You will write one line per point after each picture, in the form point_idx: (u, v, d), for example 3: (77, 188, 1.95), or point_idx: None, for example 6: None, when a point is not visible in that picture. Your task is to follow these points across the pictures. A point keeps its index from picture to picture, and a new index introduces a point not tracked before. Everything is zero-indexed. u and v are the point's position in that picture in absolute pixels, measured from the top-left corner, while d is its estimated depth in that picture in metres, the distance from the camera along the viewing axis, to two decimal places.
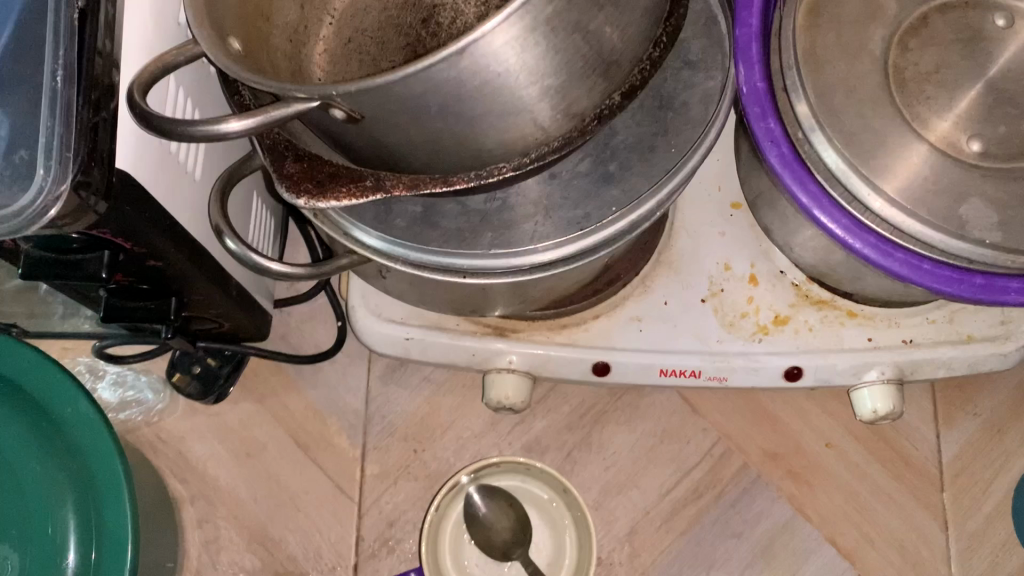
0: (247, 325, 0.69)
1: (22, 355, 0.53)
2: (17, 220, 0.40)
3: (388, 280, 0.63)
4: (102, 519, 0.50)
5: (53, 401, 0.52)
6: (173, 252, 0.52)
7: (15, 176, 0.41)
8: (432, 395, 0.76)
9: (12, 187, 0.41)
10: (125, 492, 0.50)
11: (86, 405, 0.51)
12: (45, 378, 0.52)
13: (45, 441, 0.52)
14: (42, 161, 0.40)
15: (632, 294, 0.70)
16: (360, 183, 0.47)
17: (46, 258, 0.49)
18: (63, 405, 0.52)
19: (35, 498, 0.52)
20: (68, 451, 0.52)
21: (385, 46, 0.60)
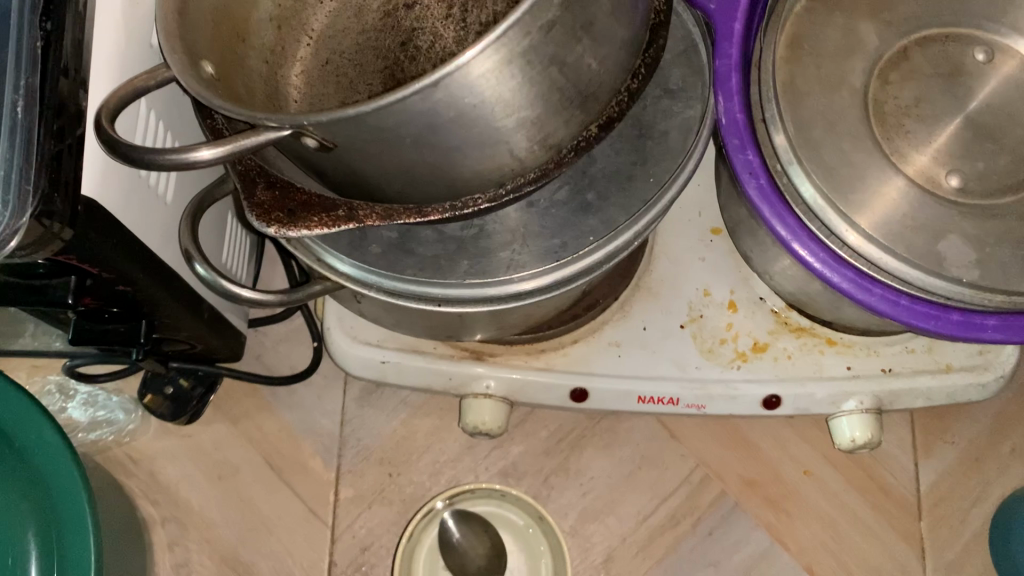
0: (221, 347, 0.68)
1: None
2: None
3: (363, 305, 0.62)
4: (63, 551, 0.49)
5: (15, 428, 0.50)
6: (142, 277, 0.51)
7: None
8: (409, 418, 0.76)
9: None
10: (88, 525, 0.49)
11: (49, 433, 0.50)
12: (9, 404, 0.51)
13: (11, 466, 0.51)
14: None
15: (611, 319, 0.69)
16: (332, 213, 0.46)
17: (11, 283, 0.48)
18: (26, 433, 0.50)
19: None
20: (32, 479, 0.50)
21: (362, 69, 0.59)
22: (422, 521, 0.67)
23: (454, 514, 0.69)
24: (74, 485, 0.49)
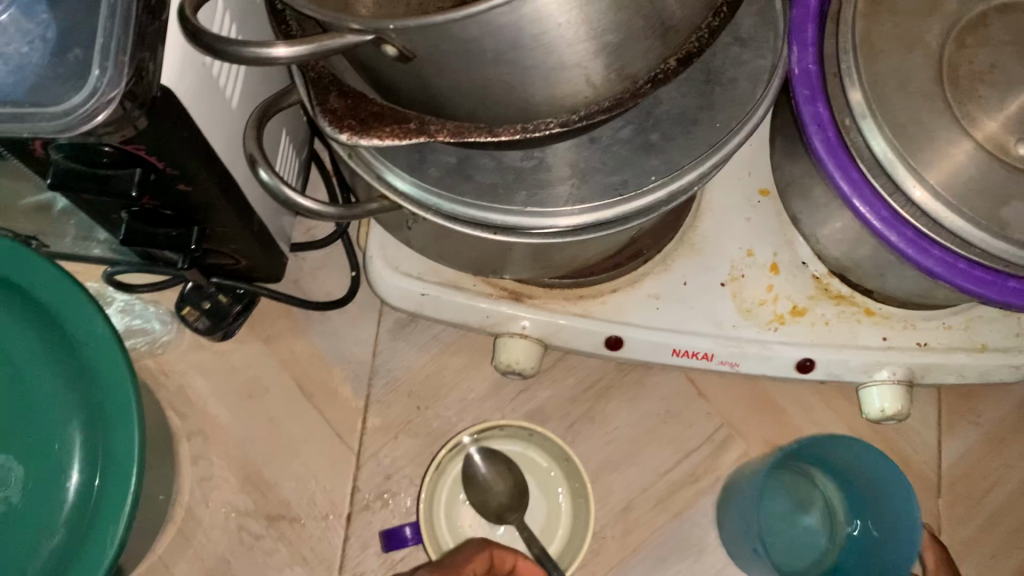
0: (262, 265, 0.68)
1: (39, 267, 0.51)
2: (64, 119, 0.39)
3: (413, 232, 0.62)
4: (107, 442, 0.49)
5: (70, 318, 0.51)
6: (203, 178, 0.51)
7: (67, 74, 0.40)
8: (439, 354, 0.76)
9: (63, 83, 0.40)
10: (134, 416, 0.49)
11: (101, 326, 0.50)
12: (63, 293, 0.51)
13: (53, 354, 0.51)
14: (97, 61, 0.39)
15: (652, 271, 0.69)
16: (403, 125, 0.46)
17: (78, 172, 0.48)
18: (79, 323, 0.50)
19: (41, 414, 0.50)
20: (75, 367, 0.50)
21: None
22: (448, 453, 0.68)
23: (480, 450, 0.70)
24: (120, 375, 0.50)
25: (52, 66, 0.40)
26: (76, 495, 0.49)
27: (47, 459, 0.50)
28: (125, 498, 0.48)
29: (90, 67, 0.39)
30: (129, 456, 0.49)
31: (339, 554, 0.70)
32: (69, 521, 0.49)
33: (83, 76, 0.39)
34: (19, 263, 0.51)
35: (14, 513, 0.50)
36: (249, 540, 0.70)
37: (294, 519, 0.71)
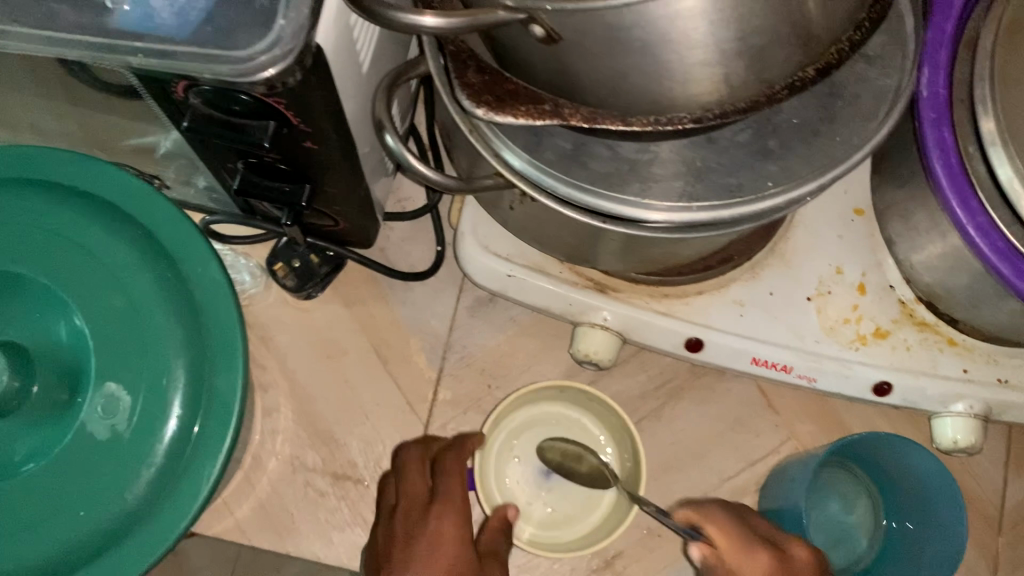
0: (358, 229, 0.69)
1: (158, 206, 0.52)
2: (239, 66, 0.40)
3: (515, 213, 0.63)
4: (211, 383, 0.51)
5: (185, 258, 0.52)
6: (331, 140, 0.52)
7: (251, 21, 0.41)
8: (514, 335, 0.76)
9: (244, 30, 0.41)
10: (239, 358, 0.51)
11: (213, 268, 0.52)
12: (180, 232, 0.52)
13: (161, 293, 0.51)
14: (282, 12, 0.40)
15: (741, 277, 0.69)
16: (539, 106, 0.47)
17: (215, 118, 0.49)
18: (193, 264, 0.52)
19: (149, 351, 0.50)
20: (182, 309, 0.51)
21: None
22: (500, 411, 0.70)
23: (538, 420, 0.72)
24: (229, 319, 0.51)
25: (225, 13, 0.42)
26: (174, 440, 0.50)
27: (144, 398, 0.50)
28: (224, 443, 0.50)
29: (276, 18, 0.41)
30: (231, 398, 0.50)
31: None
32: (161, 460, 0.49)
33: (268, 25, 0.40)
34: (139, 201, 0.52)
35: (108, 449, 0.49)
36: (314, 495, 0.72)
37: (359, 481, 0.72)
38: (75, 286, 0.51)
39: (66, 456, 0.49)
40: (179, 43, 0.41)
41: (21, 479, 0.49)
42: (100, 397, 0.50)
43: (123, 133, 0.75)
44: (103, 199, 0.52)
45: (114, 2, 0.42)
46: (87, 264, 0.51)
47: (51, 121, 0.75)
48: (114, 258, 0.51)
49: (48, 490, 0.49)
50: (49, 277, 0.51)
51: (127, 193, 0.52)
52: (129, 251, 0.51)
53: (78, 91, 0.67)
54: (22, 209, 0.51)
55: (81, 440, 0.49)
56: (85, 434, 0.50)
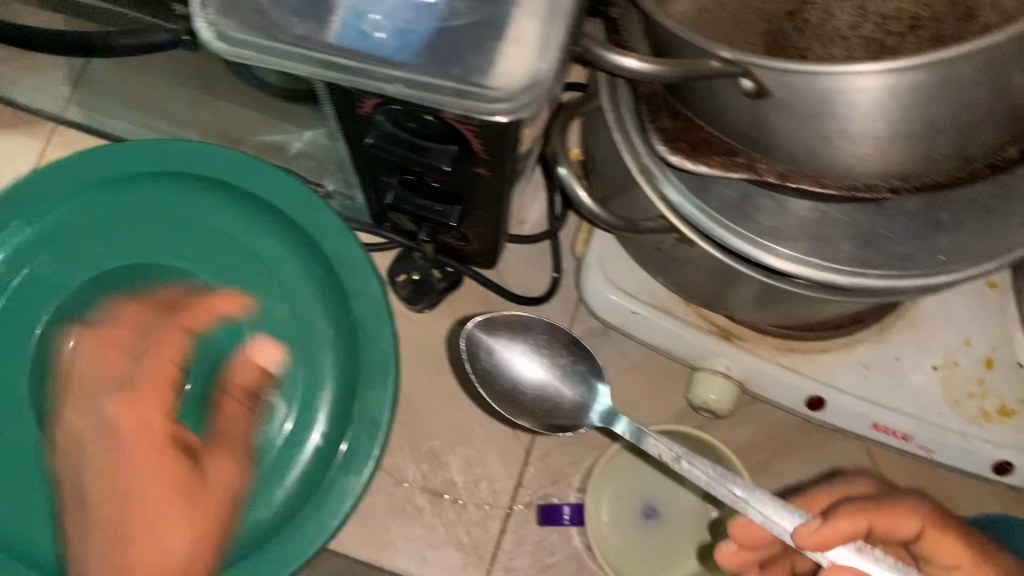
0: (488, 251, 0.68)
1: (323, 216, 0.53)
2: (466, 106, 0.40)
3: (661, 254, 0.62)
4: (363, 398, 0.52)
5: (346, 270, 0.53)
6: (503, 170, 0.52)
7: (481, 60, 0.41)
8: (624, 370, 0.75)
9: (473, 67, 0.41)
10: (392, 376, 0.51)
11: (373, 287, 0.52)
12: (344, 245, 0.53)
13: (324, 302, 0.53)
14: (519, 57, 0.40)
15: (868, 339, 0.68)
16: (733, 158, 0.46)
17: (398, 136, 0.49)
18: (354, 277, 0.53)
19: (309, 354, 0.53)
20: (339, 322, 0.53)
21: (744, 26, 0.56)
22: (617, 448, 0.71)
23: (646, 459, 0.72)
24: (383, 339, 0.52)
25: (473, 36, 0.41)
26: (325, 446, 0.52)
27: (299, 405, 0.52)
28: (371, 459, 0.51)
29: (511, 63, 0.40)
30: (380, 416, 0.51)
31: (493, 544, 0.71)
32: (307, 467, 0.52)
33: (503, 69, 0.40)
34: (306, 210, 0.53)
35: (254, 454, 0.50)
36: (412, 509, 0.71)
37: (457, 500, 0.72)
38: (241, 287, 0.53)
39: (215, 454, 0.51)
40: (408, 74, 0.41)
41: None
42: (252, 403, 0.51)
43: (258, 129, 0.74)
44: (273, 204, 0.53)
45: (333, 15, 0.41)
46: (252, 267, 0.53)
47: (186, 110, 0.74)
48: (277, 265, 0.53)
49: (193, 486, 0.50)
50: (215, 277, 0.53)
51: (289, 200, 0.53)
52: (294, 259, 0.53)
53: (230, 86, 0.66)
54: (195, 208, 0.53)
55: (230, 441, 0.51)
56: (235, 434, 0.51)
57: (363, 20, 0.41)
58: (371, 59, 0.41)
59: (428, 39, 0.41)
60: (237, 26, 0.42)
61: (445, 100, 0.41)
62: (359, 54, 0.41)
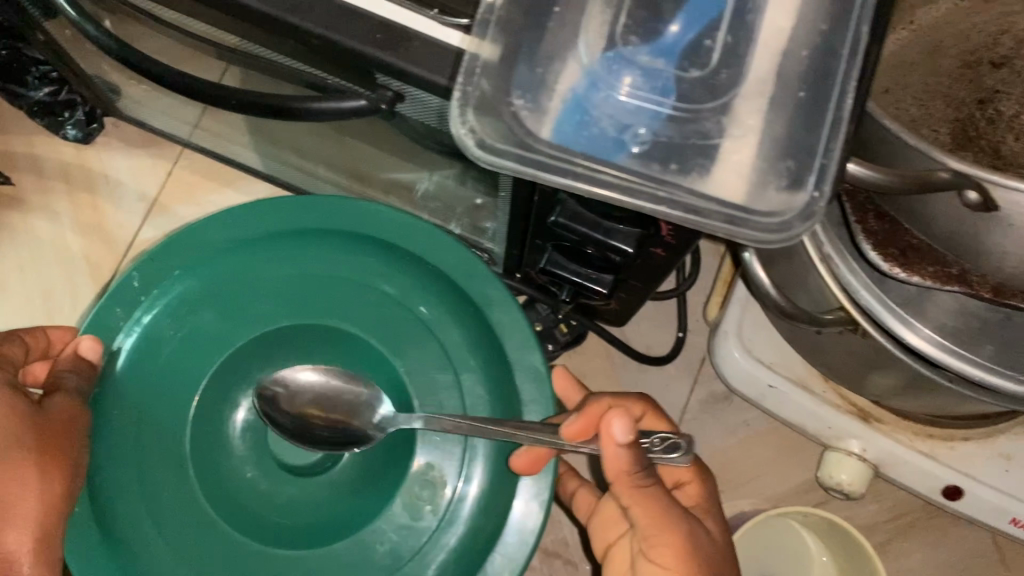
0: (626, 309, 0.65)
1: (490, 285, 0.53)
2: (707, 222, 0.33)
3: (821, 338, 0.59)
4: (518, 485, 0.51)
5: (509, 339, 0.52)
6: (683, 250, 0.49)
7: (727, 168, 0.33)
8: (745, 439, 0.72)
9: (714, 173, 0.33)
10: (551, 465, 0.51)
11: (534, 356, 0.52)
12: (509, 315, 0.52)
13: (481, 361, 0.53)
14: (775, 175, 0.33)
15: (1010, 430, 0.66)
16: (945, 269, 0.44)
17: (583, 216, 0.48)
18: (516, 349, 0.52)
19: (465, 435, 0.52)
20: (496, 389, 0.52)
21: (931, 113, 0.54)
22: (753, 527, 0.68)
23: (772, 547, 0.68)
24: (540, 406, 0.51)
25: (760, 148, 0.33)
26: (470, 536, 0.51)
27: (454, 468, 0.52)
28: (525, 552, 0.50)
29: (765, 183, 0.33)
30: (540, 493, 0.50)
31: None
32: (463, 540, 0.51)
33: (757, 188, 0.33)
34: (471, 277, 0.53)
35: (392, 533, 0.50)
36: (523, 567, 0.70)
37: (569, 561, 0.70)
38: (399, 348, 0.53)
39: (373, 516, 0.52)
40: (635, 177, 0.33)
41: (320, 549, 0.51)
42: (417, 475, 0.52)
43: (386, 168, 0.70)
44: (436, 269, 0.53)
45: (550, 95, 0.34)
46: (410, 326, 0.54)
47: (309, 145, 0.70)
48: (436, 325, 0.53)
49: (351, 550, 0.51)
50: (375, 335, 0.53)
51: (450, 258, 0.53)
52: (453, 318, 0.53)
53: (373, 134, 0.62)
54: (354, 265, 0.54)
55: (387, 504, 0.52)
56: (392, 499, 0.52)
57: (596, 116, 0.33)
58: (647, 173, 0.33)
59: (703, 149, 0.33)
60: (491, 132, 0.33)
61: (748, 221, 0.33)
62: (630, 165, 0.33)
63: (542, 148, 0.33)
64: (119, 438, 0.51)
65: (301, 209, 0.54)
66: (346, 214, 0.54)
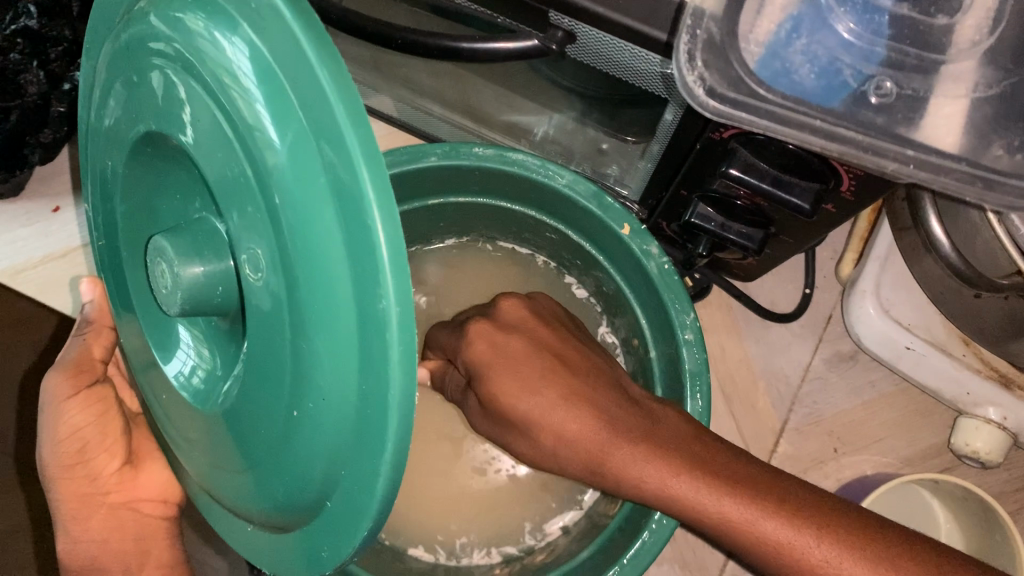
0: (763, 264, 0.63)
1: (367, 229, 0.28)
2: (941, 180, 0.32)
3: (979, 301, 0.57)
4: (342, 483, 0.34)
5: (356, 293, 0.30)
6: (856, 207, 0.47)
7: (959, 117, 0.33)
8: (870, 401, 0.70)
9: (949, 127, 0.33)
10: (331, 432, 0.33)
11: (657, 261, 0.52)
12: (366, 287, 0.29)
13: (360, 354, 0.31)
14: (1007, 135, 0.33)
15: None
16: None
17: (761, 168, 0.45)
18: (373, 324, 0.29)
19: (339, 444, 0.33)
20: (380, 417, 0.30)
21: None
22: (938, 491, 0.66)
23: (946, 498, 0.66)
24: (693, 362, 0.51)
25: (986, 110, 0.34)
26: (284, 494, 0.37)
27: (390, 351, 0.29)
28: (322, 520, 0.36)
29: (992, 144, 0.33)
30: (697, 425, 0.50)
31: (718, 566, 0.68)
32: (307, 505, 0.37)
33: (983, 149, 0.33)
34: (354, 222, 0.29)
35: (305, 514, 0.37)
36: None
37: None
38: (274, 242, 0.32)
39: (343, 436, 0.32)
40: (862, 130, 0.32)
41: (275, 520, 0.40)
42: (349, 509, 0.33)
43: (508, 111, 0.66)
44: (333, 199, 0.29)
45: (765, 38, 0.33)
46: (283, 231, 0.31)
47: (429, 81, 0.66)
48: (317, 245, 0.30)
49: (347, 483, 0.34)
50: (258, 186, 0.32)
51: (296, 84, 0.28)
52: (338, 229, 0.29)
53: (502, 74, 0.59)
54: (254, 161, 0.31)
55: (280, 377, 0.35)
56: (318, 363, 0.32)
57: (796, 63, 0.33)
58: (884, 130, 0.33)
59: (930, 103, 0.33)
60: (719, 80, 0.32)
61: (1004, 183, 0.32)
62: (861, 120, 0.33)
63: (775, 98, 0.32)
64: (136, 269, 0.47)
65: (211, 56, 0.32)
66: (259, 73, 0.30)
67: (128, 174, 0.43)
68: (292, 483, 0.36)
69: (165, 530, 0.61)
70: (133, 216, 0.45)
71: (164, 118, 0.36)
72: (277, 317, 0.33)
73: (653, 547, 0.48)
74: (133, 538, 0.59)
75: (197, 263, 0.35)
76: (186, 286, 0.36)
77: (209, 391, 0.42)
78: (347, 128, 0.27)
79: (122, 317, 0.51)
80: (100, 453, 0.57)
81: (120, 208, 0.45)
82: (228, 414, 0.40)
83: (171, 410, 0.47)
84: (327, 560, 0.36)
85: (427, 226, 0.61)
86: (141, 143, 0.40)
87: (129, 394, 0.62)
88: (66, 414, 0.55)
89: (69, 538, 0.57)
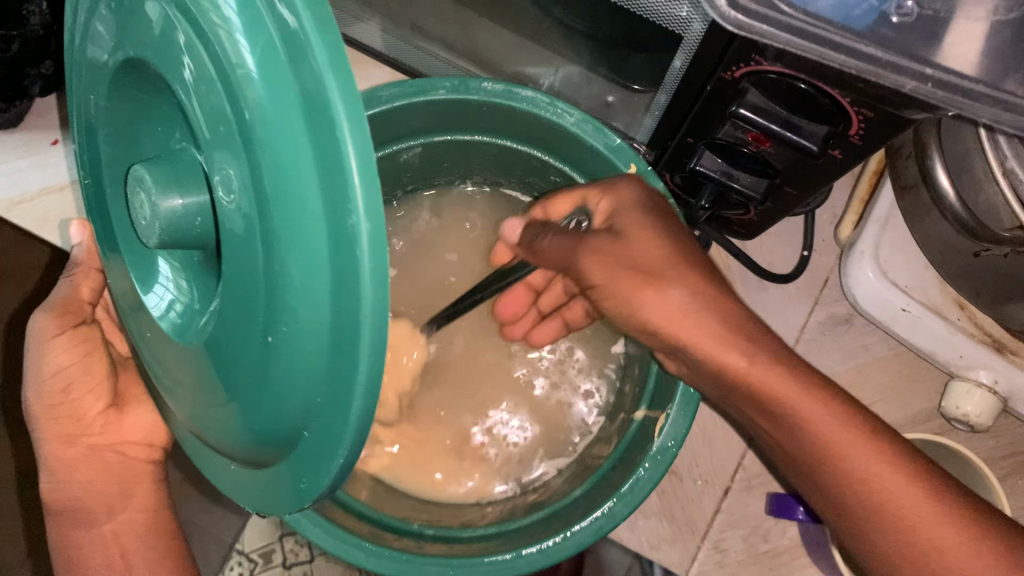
0: (765, 219, 0.63)
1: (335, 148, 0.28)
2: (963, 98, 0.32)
3: (979, 259, 0.57)
4: (318, 413, 0.34)
5: (327, 214, 0.29)
6: (865, 153, 0.47)
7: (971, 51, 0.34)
8: (863, 365, 0.71)
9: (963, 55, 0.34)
10: (309, 361, 0.33)
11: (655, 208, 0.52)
12: (337, 208, 0.29)
13: (333, 278, 0.30)
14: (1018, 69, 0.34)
15: None
16: None
17: (772, 111, 0.45)
18: (345, 246, 0.29)
19: (317, 373, 0.33)
20: (353, 341, 0.30)
21: None
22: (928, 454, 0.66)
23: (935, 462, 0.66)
24: None
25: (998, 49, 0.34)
26: (266, 427, 0.37)
27: (360, 272, 0.29)
28: (303, 451, 0.36)
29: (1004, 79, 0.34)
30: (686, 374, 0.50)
31: (706, 521, 0.68)
32: (287, 437, 0.37)
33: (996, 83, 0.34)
34: (324, 141, 0.28)
35: (288, 447, 0.37)
36: None
37: (675, 474, 0.69)
38: (248, 166, 0.31)
39: (320, 362, 0.32)
40: (884, 50, 0.32)
41: (259, 454, 0.40)
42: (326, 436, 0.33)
43: (516, 60, 0.66)
44: (307, 117, 0.29)
45: None
46: (256, 156, 0.31)
47: (436, 25, 0.65)
48: (290, 166, 0.30)
49: (323, 413, 0.33)
50: (232, 108, 0.31)
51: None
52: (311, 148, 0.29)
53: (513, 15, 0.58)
54: (229, 87, 0.31)
55: (258, 307, 0.34)
56: (293, 289, 0.32)
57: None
58: (906, 51, 0.33)
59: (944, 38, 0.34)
60: None
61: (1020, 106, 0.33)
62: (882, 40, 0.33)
63: (797, 16, 0.32)
64: (117, 205, 0.46)
65: None
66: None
67: (109, 105, 0.42)
68: (272, 415, 0.36)
69: (150, 474, 0.60)
70: (116, 149, 0.44)
71: (145, 44, 0.35)
72: (251, 245, 0.33)
73: (648, 483, 0.50)
74: (116, 481, 0.58)
75: (176, 195, 0.35)
76: (164, 218, 0.35)
77: (187, 325, 0.42)
78: (317, 39, 0.27)
79: (108, 257, 0.50)
80: (86, 395, 0.56)
81: (104, 140, 0.45)
82: (207, 350, 0.39)
83: (154, 348, 0.46)
84: (307, 492, 0.36)
85: (430, 166, 0.61)
86: (121, 71, 0.39)
87: (117, 335, 0.62)
88: (52, 353, 0.54)
89: (56, 478, 0.56)
